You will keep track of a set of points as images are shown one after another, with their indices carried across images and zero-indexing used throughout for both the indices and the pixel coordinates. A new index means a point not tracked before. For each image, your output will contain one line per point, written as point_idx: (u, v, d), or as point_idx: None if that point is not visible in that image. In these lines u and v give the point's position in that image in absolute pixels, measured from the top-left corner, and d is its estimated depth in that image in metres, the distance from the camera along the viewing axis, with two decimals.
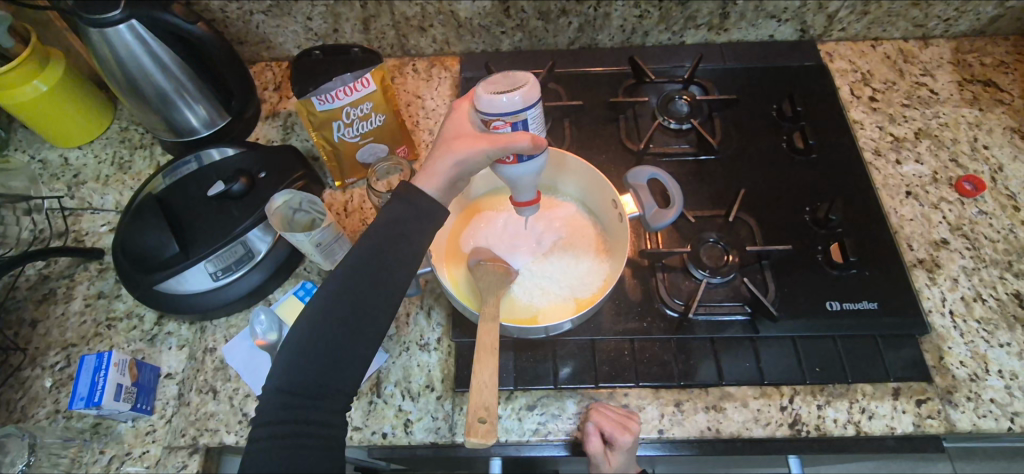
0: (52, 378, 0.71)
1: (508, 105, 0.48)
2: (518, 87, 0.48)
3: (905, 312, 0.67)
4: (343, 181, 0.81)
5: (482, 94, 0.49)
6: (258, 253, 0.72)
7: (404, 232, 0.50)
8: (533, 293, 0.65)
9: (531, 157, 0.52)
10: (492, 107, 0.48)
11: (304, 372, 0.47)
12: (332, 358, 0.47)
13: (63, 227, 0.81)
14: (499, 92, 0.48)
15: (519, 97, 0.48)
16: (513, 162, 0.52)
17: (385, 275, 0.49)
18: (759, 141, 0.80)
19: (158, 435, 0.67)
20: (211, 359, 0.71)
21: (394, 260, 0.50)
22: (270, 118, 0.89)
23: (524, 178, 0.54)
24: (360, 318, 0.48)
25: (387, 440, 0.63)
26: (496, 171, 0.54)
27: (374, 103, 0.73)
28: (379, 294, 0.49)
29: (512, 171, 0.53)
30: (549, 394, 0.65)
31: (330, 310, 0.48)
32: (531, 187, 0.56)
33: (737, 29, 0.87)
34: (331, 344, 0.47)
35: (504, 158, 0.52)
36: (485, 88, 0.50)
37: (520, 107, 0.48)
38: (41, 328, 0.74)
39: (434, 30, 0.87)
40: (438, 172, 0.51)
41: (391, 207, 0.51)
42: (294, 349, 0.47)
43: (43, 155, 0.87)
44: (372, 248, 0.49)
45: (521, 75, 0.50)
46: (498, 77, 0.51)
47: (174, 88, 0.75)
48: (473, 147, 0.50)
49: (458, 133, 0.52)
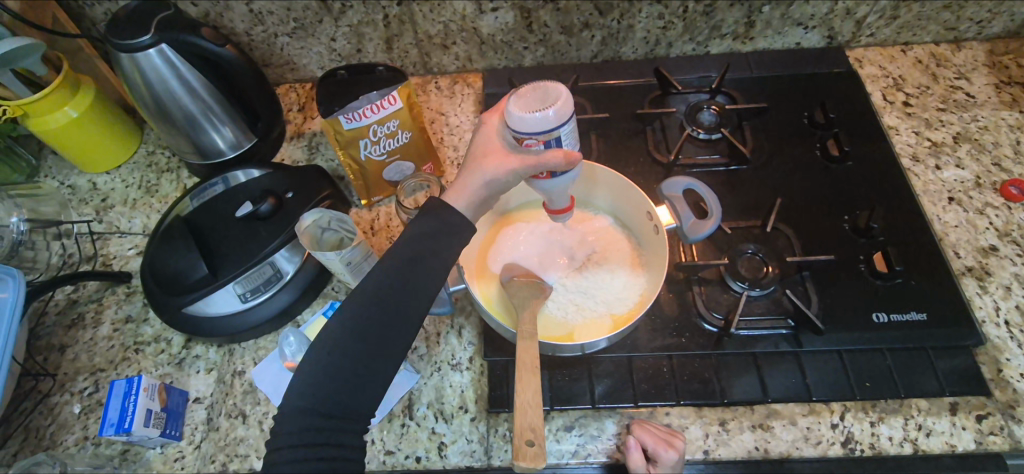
0: (81, 404, 0.70)
1: (541, 123, 0.46)
2: (551, 103, 0.46)
3: (957, 323, 0.64)
4: (369, 199, 0.81)
5: (513, 111, 0.47)
6: (286, 274, 0.71)
7: (434, 246, 0.50)
8: (568, 309, 0.63)
9: (564, 172, 0.51)
10: (524, 127, 0.46)
11: (336, 391, 0.45)
12: (355, 378, 0.46)
13: (91, 252, 0.81)
14: (531, 109, 0.46)
15: (552, 114, 0.46)
16: (546, 178, 0.52)
17: (416, 290, 0.49)
18: (792, 149, 0.78)
19: (186, 462, 0.65)
20: (240, 382, 0.69)
21: (424, 275, 0.49)
22: (295, 138, 0.89)
23: (557, 191, 0.54)
24: (391, 334, 0.47)
25: (420, 464, 0.61)
26: (530, 184, 0.54)
27: (401, 120, 0.73)
28: (410, 310, 0.48)
29: (546, 184, 0.53)
30: (587, 414, 0.63)
31: (358, 324, 0.47)
32: (564, 199, 0.55)
33: (763, 38, 0.85)
34: (361, 359, 0.46)
35: (537, 175, 0.51)
36: (517, 103, 0.47)
37: (553, 124, 0.46)
38: (70, 353, 0.74)
39: (457, 47, 0.87)
40: (469, 187, 0.51)
41: (425, 222, 0.50)
42: (324, 367, 0.46)
43: (72, 181, 0.88)
44: (403, 263, 0.48)
45: (554, 88, 0.47)
46: (529, 87, 0.49)
47: (202, 110, 0.75)
48: (505, 165, 0.50)
49: (489, 148, 0.51)
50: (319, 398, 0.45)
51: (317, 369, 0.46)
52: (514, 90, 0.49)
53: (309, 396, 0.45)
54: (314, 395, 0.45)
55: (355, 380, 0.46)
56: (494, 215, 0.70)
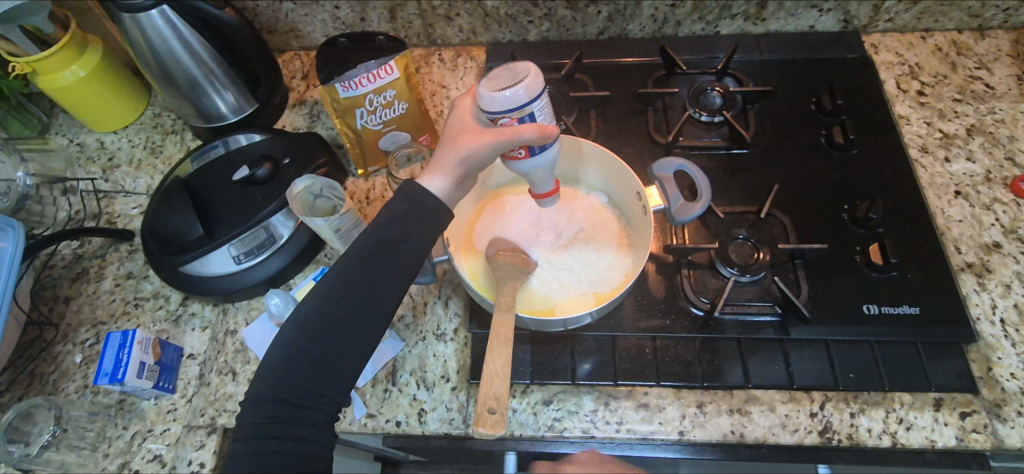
0: (82, 353, 0.73)
1: (513, 100, 0.48)
2: (521, 80, 0.49)
3: (951, 320, 0.63)
4: (366, 169, 0.81)
5: (484, 91, 0.49)
6: (280, 238, 0.73)
7: (406, 230, 0.50)
8: (552, 285, 0.63)
9: (542, 148, 0.52)
10: (498, 106, 0.48)
11: (301, 368, 0.46)
12: (326, 360, 0.47)
13: (97, 209, 0.84)
14: (501, 88, 0.49)
15: (523, 90, 0.48)
16: (525, 156, 0.53)
17: (389, 274, 0.49)
18: (795, 135, 0.77)
19: (178, 414, 0.68)
20: (232, 341, 0.71)
21: (396, 260, 0.49)
22: (297, 106, 0.89)
23: (538, 171, 0.55)
24: (360, 316, 0.48)
25: (400, 429, 0.63)
26: (508, 165, 0.54)
27: (397, 90, 0.73)
28: (382, 293, 0.49)
29: (525, 165, 0.54)
30: (566, 390, 0.63)
31: (326, 306, 0.47)
32: (547, 179, 0.57)
33: (775, 19, 0.83)
34: (331, 339, 0.47)
35: (515, 153, 0.53)
36: (487, 85, 0.50)
37: (525, 98, 0.48)
38: (73, 305, 0.76)
39: (461, 19, 0.86)
40: (445, 166, 0.51)
41: (401, 204, 0.50)
42: (296, 345, 0.47)
43: (81, 139, 0.90)
44: (377, 246, 0.49)
45: (522, 66, 0.50)
46: (499, 71, 0.51)
47: (204, 74, 0.76)
48: (480, 141, 0.51)
49: (464, 128, 0.52)
50: (295, 374, 0.46)
51: (286, 345, 0.47)
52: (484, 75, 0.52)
53: (285, 378, 0.46)
54: (282, 372, 0.46)
55: (321, 357, 0.47)
56: (484, 191, 0.70)
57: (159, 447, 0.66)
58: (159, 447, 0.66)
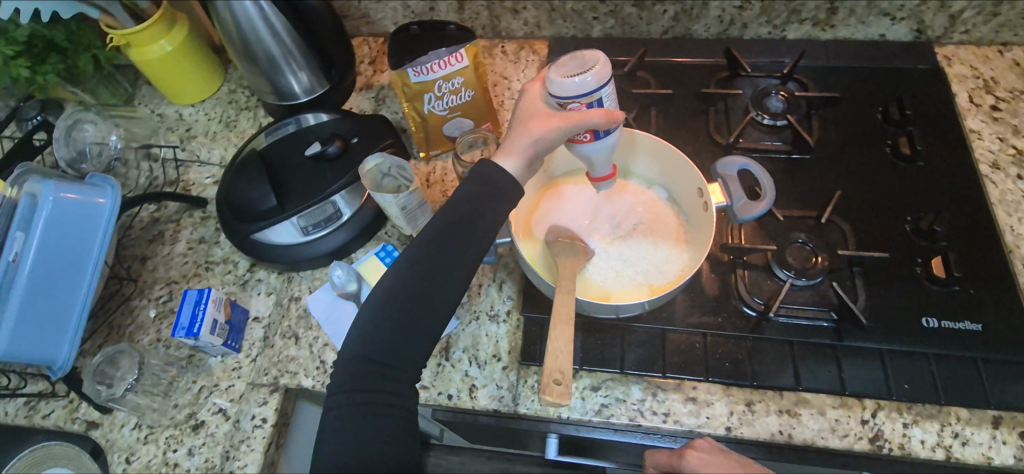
0: (156, 309, 0.78)
1: (583, 86, 0.50)
2: (589, 68, 0.51)
3: (1014, 338, 0.62)
4: (428, 152, 0.84)
5: (554, 78, 0.51)
6: (344, 214, 0.76)
7: (478, 209, 0.52)
8: (608, 275, 0.64)
9: (606, 134, 0.54)
10: (567, 91, 0.51)
11: (382, 335, 0.50)
12: (406, 328, 0.51)
13: (174, 177, 0.89)
14: (570, 75, 0.51)
15: (592, 77, 0.50)
16: (589, 140, 0.55)
17: (461, 248, 0.52)
18: (860, 144, 0.76)
19: (243, 372, 0.72)
20: (295, 307, 0.75)
21: (468, 236, 0.52)
22: (364, 89, 0.93)
23: (600, 155, 0.57)
24: (435, 289, 0.51)
25: (451, 402, 0.65)
26: (572, 150, 0.57)
27: (465, 78, 0.75)
28: (454, 266, 0.52)
29: (588, 149, 0.56)
30: (614, 378, 0.64)
31: (403, 279, 0.51)
32: (606, 165, 0.59)
33: (845, 26, 0.82)
34: (410, 309, 0.51)
35: (580, 138, 0.55)
36: (556, 72, 0.52)
37: (594, 84, 0.51)
38: (149, 264, 0.82)
39: (527, 12, 0.88)
40: (516, 148, 0.53)
41: (473, 185, 0.53)
42: (379, 315, 0.51)
43: (162, 110, 0.96)
44: (449, 222, 0.52)
45: (590, 54, 0.52)
46: (566, 59, 0.53)
47: (282, 54, 0.80)
48: (550, 125, 0.52)
49: (534, 113, 0.54)
50: (373, 336, 0.51)
51: (370, 315, 0.51)
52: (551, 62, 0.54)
53: (368, 343, 0.51)
54: (367, 338, 0.51)
55: (401, 326, 0.51)
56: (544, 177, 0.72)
57: (224, 402, 0.70)
58: (224, 402, 0.70)
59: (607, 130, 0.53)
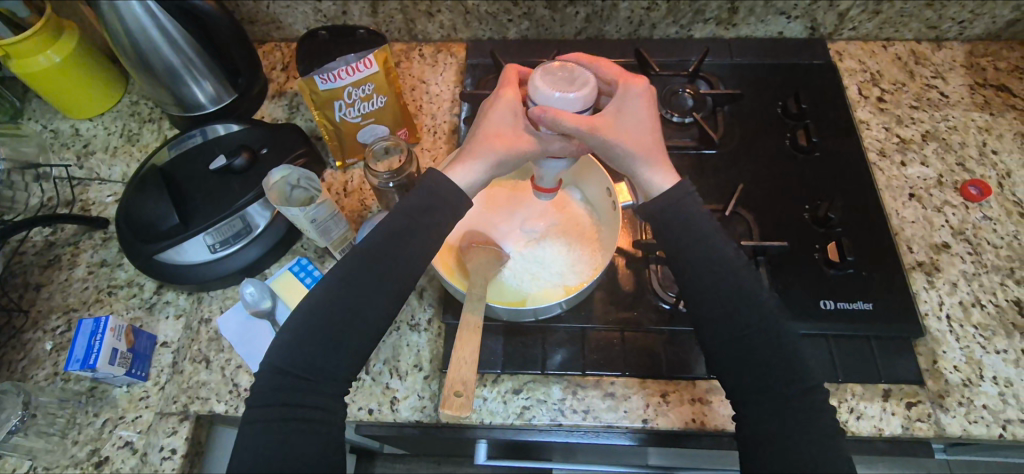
0: (53, 341, 0.73)
1: (567, 103, 0.53)
2: (577, 87, 0.54)
3: (900, 315, 0.66)
4: (344, 161, 0.82)
5: (542, 85, 0.53)
6: (257, 228, 0.74)
7: (418, 221, 0.54)
8: (523, 278, 0.64)
9: (568, 152, 0.58)
10: (546, 103, 0.53)
11: (307, 345, 0.51)
12: (332, 340, 0.51)
13: (70, 196, 0.84)
14: (558, 88, 0.53)
15: (579, 97, 0.53)
16: (551, 155, 0.58)
17: (398, 261, 0.53)
18: (762, 138, 0.79)
19: (151, 402, 0.68)
20: (206, 330, 0.71)
21: (404, 249, 0.53)
22: (276, 97, 0.90)
23: (556, 167, 0.60)
24: (367, 303, 0.52)
25: (372, 417, 0.64)
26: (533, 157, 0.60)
27: (377, 84, 0.74)
28: (389, 281, 0.53)
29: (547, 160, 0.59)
30: (535, 379, 0.65)
31: (336, 290, 0.52)
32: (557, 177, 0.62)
33: (746, 25, 0.86)
34: (338, 321, 0.51)
35: (544, 150, 0.58)
36: (544, 79, 0.54)
37: (576, 104, 0.54)
38: (44, 292, 0.76)
39: (442, 15, 0.87)
40: (477, 164, 0.55)
41: (422, 196, 0.54)
42: (305, 326, 0.51)
43: (55, 125, 0.89)
44: (391, 233, 0.54)
45: (580, 71, 0.54)
46: (555, 65, 0.55)
47: (183, 63, 0.76)
48: (517, 147, 0.56)
49: (504, 129, 0.56)
50: (297, 345, 0.51)
51: (299, 324, 0.52)
52: (539, 64, 0.56)
53: (291, 352, 0.51)
54: (291, 348, 0.51)
55: (328, 337, 0.51)
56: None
57: (130, 434, 0.66)
58: (130, 435, 0.66)
59: (568, 150, 0.57)
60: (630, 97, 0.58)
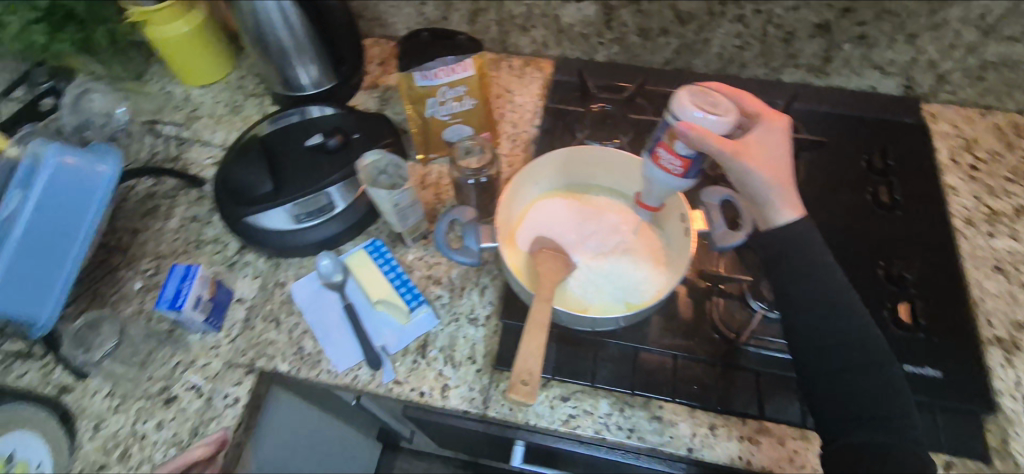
0: (142, 282, 0.79)
1: (709, 124, 0.56)
2: (720, 111, 0.56)
3: (972, 387, 0.64)
4: (426, 155, 0.85)
5: (687, 104, 0.56)
6: (336, 207, 0.78)
7: None
8: (587, 289, 0.66)
9: (694, 173, 0.61)
10: (689, 120, 0.56)
11: None
12: None
13: (175, 153, 0.91)
14: (702, 109, 0.56)
15: (722, 120, 0.56)
16: (677, 174, 0.61)
17: None
18: (841, 188, 0.79)
19: (221, 351, 0.72)
20: (280, 292, 0.76)
21: None
22: (370, 88, 0.95)
23: (672, 184, 0.63)
24: None
25: (423, 399, 0.67)
26: (657, 174, 0.63)
27: (469, 87, 0.78)
28: None
29: (672, 178, 0.62)
30: (584, 390, 0.66)
31: None
32: (666, 193, 0.65)
33: (838, 75, 0.86)
34: None
35: (672, 167, 0.60)
36: (689, 99, 0.57)
37: (717, 126, 0.57)
38: (141, 237, 0.83)
39: (536, 31, 0.91)
40: None
41: None
42: None
43: (169, 88, 0.97)
44: None
45: (722, 98, 0.58)
46: (699, 89, 0.58)
47: (295, 47, 0.83)
48: None
49: None
50: None
51: None
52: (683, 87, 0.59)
53: None
54: None
55: None
56: (551, 189, 0.75)
57: (198, 378, 0.71)
58: (198, 379, 0.71)
59: (694, 171, 0.60)
60: (772, 130, 0.61)
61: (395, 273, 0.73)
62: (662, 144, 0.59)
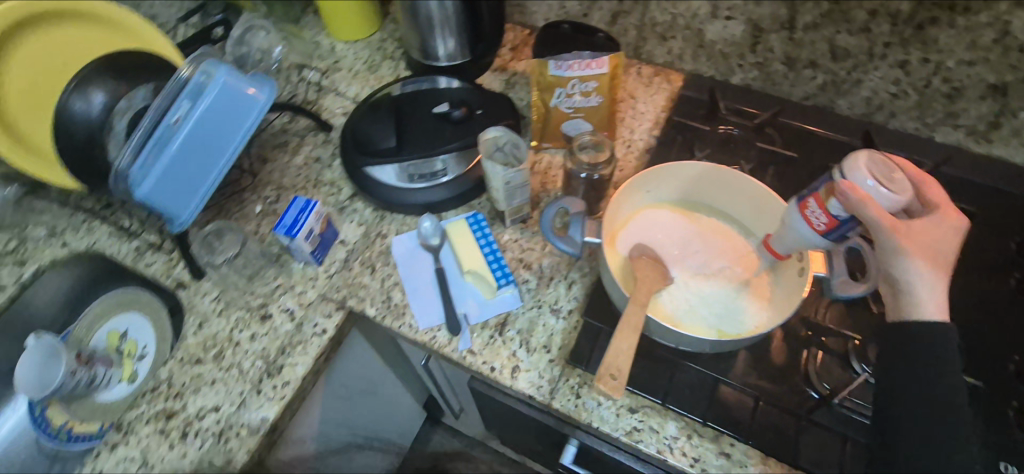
0: (262, 206, 0.86)
1: (874, 192, 0.53)
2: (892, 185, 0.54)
3: None
4: (540, 143, 0.87)
5: (862, 166, 0.53)
6: (445, 174, 0.80)
7: None
8: (680, 306, 0.64)
9: (835, 236, 0.57)
10: (856, 182, 0.53)
11: None
12: None
13: (312, 98, 0.98)
14: (875, 177, 0.54)
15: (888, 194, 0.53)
16: (818, 231, 0.58)
17: None
18: (983, 266, 0.71)
19: (317, 284, 0.77)
20: (380, 243, 0.80)
21: None
22: (498, 71, 0.98)
23: (806, 241, 0.60)
24: None
25: (492, 374, 0.68)
26: (795, 226, 0.60)
27: (600, 84, 0.78)
28: None
29: (808, 234, 0.59)
30: (653, 407, 0.64)
31: None
32: (795, 247, 0.62)
33: (1003, 144, 0.78)
34: None
35: (814, 222, 0.57)
36: (866, 163, 0.54)
37: (882, 198, 0.54)
38: (269, 166, 0.90)
39: (674, 42, 0.89)
40: None
41: None
42: None
43: (318, 38, 1.05)
44: None
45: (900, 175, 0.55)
46: (879, 157, 0.56)
47: (441, 19, 0.87)
48: None
49: None
50: None
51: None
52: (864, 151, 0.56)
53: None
54: None
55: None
56: (670, 201, 0.73)
57: (293, 303, 0.76)
58: (293, 304, 0.76)
59: (838, 235, 0.57)
60: (943, 224, 0.57)
61: (490, 248, 0.75)
62: (816, 196, 0.56)
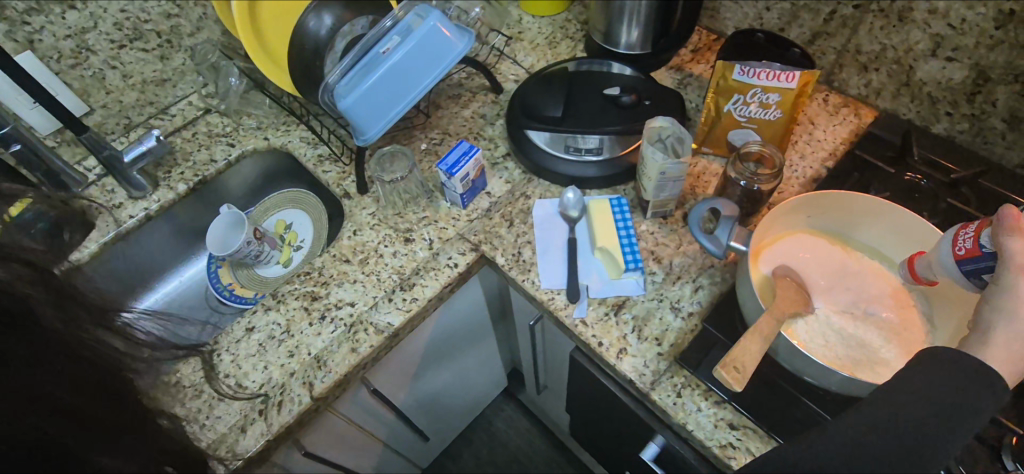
0: (427, 145, 0.94)
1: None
2: None
3: None
4: (701, 146, 0.86)
5: None
6: (600, 152, 0.83)
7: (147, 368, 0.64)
8: (815, 338, 0.61)
9: (966, 268, 0.51)
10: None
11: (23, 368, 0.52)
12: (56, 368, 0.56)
13: (491, 60, 1.05)
14: None
15: None
16: (954, 254, 0.52)
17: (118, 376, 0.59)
18: None
19: (458, 224, 0.84)
20: (522, 202, 0.85)
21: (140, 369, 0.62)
22: (674, 69, 0.97)
23: (946, 266, 0.54)
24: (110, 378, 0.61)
25: (598, 349, 0.69)
26: (942, 247, 0.55)
27: (783, 98, 0.75)
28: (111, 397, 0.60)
29: (947, 257, 0.54)
30: (756, 429, 0.62)
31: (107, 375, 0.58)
32: (935, 272, 0.57)
33: None
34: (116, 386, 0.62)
35: (958, 245, 0.52)
36: None
37: None
38: (440, 112, 0.98)
39: (876, 74, 0.83)
40: None
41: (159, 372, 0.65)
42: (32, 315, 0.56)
43: (510, 8, 1.12)
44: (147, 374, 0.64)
45: None
46: None
47: (632, 8, 0.88)
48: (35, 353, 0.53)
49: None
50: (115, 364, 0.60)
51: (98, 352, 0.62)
52: None
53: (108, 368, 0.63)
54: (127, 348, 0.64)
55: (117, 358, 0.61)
56: (834, 233, 0.70)
57: (433, 235, 0.83)
58: (433, 235, 0.83)
59: (969, 267, 0.51)
60: None
61: (626, 233, 0.77)
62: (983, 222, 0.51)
